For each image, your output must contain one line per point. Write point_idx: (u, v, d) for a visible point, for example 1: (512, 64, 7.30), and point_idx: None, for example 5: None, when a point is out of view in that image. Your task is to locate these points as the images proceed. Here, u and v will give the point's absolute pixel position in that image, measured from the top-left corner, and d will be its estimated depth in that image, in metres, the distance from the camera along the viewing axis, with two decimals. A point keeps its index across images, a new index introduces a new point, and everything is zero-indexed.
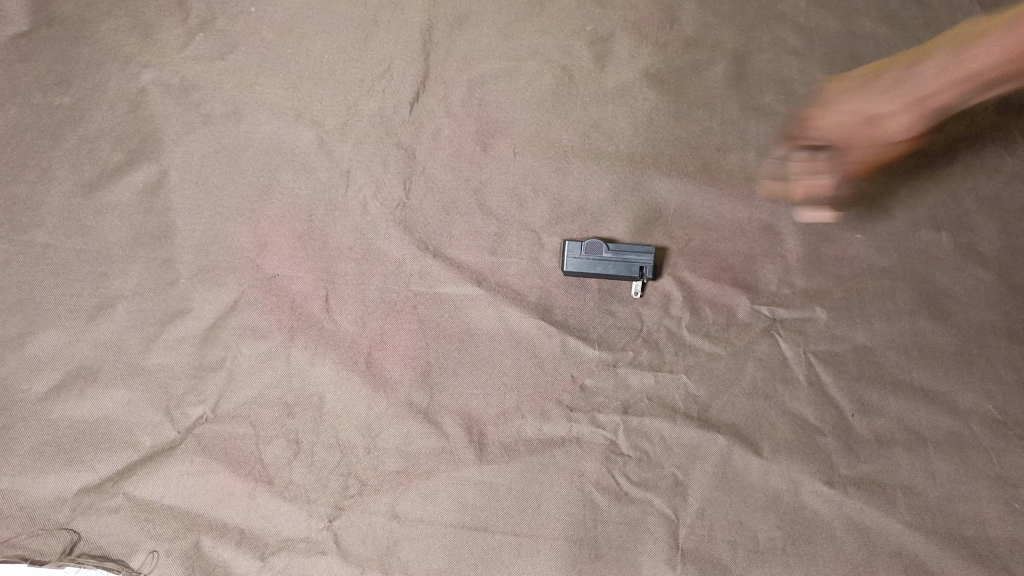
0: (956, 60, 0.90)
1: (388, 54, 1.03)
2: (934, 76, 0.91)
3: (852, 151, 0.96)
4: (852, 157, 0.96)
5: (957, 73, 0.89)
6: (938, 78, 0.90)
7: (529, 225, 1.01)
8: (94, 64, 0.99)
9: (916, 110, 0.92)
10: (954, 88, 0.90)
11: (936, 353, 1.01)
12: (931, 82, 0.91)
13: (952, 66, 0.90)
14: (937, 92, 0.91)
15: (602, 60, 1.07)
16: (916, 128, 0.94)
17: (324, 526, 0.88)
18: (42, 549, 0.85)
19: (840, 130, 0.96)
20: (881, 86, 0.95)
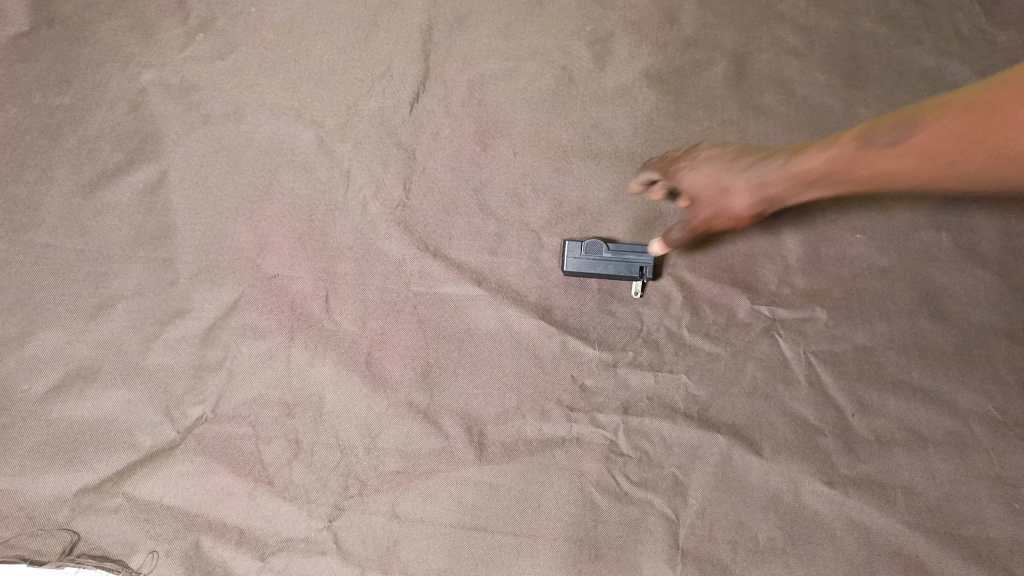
0: (799, 158, 0.82)
1: (388, 54, 1.04)
2: (764, 174, 0.84)
3: (715, 217, 0.88)
4: (702, 221, 0.89)
5: (789, 172, 0.82)
6: (784, 169, 0.83)
7: (529, 224, 1.01)
8: (94, 64, 0.99)
9: (733, 203, 0.86)
10: (779, 191, 0.83)
11: (936, 353, 1.00)
12: (764, 178, 0.84)
13: (787, 168, 0.83)
14: (756, 193, 0.84)
15: (602, 60, 1.07)
16: (731, 217, 0.87)
17: (324, 526, 0.88)
18: (42, 549, 0.85)
19: (714, 190, 0.88)
20: (766, 159, 0.85)
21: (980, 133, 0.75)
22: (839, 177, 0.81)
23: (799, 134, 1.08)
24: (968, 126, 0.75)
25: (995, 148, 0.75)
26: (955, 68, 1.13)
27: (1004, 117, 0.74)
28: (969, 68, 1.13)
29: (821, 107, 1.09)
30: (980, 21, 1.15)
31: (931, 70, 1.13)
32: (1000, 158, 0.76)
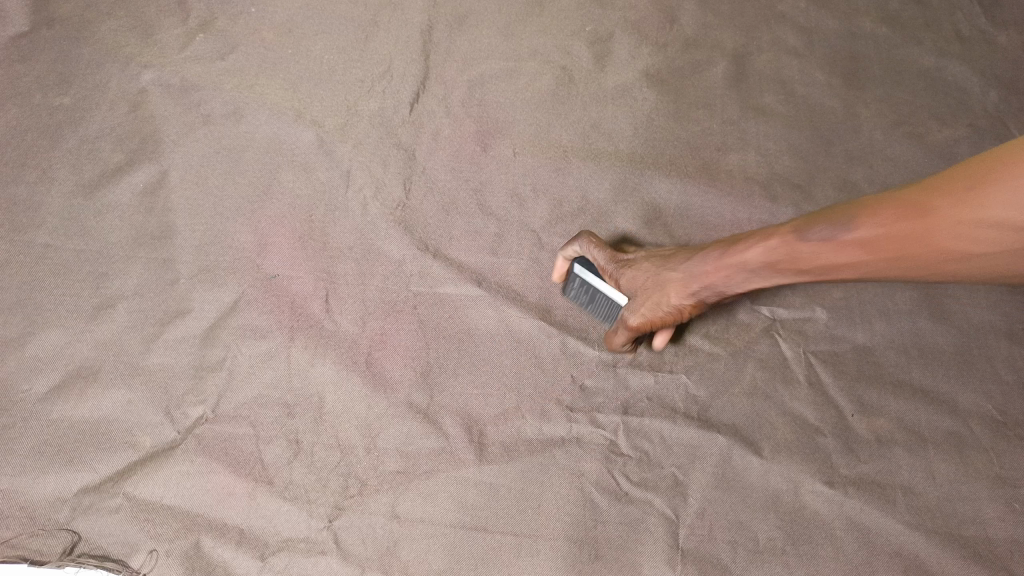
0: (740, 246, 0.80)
1: (388, 54, 1.05)
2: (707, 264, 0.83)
3: (661, 307, 0.86)
4: (648, 313, 0.87)
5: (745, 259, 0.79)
6: (736, 260, 0.80)
7: (529, 225, 1.01)
8: (95, 65, 0.99)
9: (685, 289, 0.85)
10: (719, 280, 0.83)
11: (936, 354, 1.02)
12: (711, 271, 0.83)
13: (730, 257, 0.81)
14: (702, 280, 0.84)
15: (602, 60, 1.09)
16: (682, 304, 0.86)
17: (324, 527, 0.87)
18: (42, 549, 0.83)
19: (663, 278, 0.87)
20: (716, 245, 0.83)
21: (903, 233, 0.67)
22: (762, 279, 0.80)
23: (799, 133, 1.08)
24: (875, 229, 0.68)
25: (928, 248, 0.67)
26: (954, 68, 1.14)
27: (918, 223, 0.66)
28: (968, 68, 1.14)
29: (822, 106, 1.10)
30: (979, 23, 1.17)
31: (931, 70, 1.13)
32: (940, 255, 0.67)
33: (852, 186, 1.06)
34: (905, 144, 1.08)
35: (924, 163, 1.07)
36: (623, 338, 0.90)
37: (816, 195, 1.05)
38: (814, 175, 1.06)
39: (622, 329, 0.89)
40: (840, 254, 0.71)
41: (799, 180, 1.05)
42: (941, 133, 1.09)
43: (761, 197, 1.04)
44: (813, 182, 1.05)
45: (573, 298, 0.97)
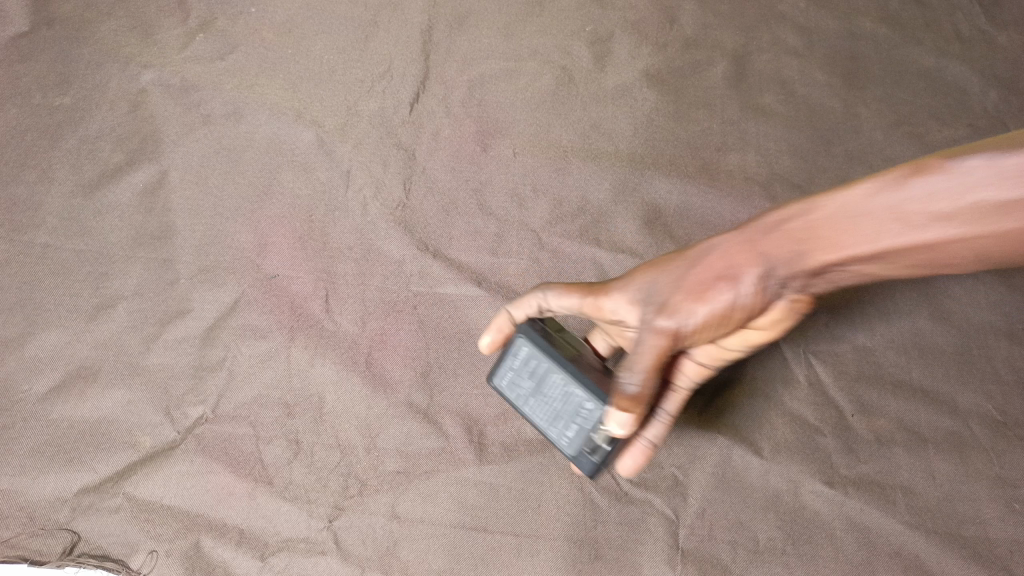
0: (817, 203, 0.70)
1: (389, 54, 1.05)
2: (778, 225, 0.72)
3: (710, 287, 0.73)
4: (689, 298, 0.74)
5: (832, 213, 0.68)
6: (833, 209, 0.68)
7: (529, 224, 1.01)
8: (94, 65, 0.99)
9: (739, 260, 0.73)
10: (797, 241, 0.70)
11: (936, 354, 1.02)
12: (779, 236, 0.71)
13: (807, 217, 0.70)
14: (777, 238, 0.71)
15: (602, 60, 1.09)
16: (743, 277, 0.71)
17: (324, 527, 0.87)
18: (42, 549, 0.83)
19: (715, 253, 0.75)
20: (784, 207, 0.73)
21: None
22: (854, 237, 0.66)
23: (799, 133, 1.08)
24: None
25: None
26: (954, 68, 1.14)
27: None
28: (968, 68, 1.14)
29: (822, 106, 1.10)
30: (978, 23, 1.17)
31: (931, 70, 1.13)
32: None
33: None
34: (905, 144, 1.08)
35: None
36: (654, 344, 0.74)
37: None
38: (814, 175, 1.06)
39: (653, 330, 0.74)
40: (992, 186, 0.58)
41: (798, 180, 1.05)
42: (940, 132, 1.09)
43: (761, 197, 1.04)
44: (813, 182, 1.05)
45: (504, 386, 0.83)
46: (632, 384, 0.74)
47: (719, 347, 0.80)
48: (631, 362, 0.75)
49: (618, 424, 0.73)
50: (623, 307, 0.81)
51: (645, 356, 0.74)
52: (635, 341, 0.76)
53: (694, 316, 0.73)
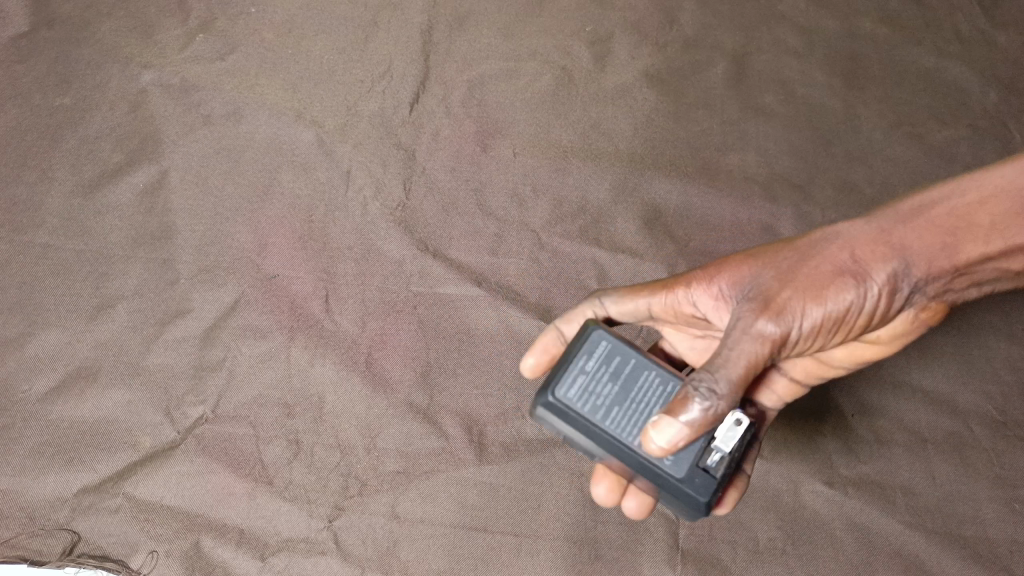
0: (938, 198, 0.75)
1: (389, 55, 1.05)
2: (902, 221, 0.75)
3: (833, 287, 0.72)
4: (808, 301, 0.72)
5: (962, 209, 0.74)
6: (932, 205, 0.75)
7: (529, 224, 1.01)
8: (95, 65, 0.99)
9: (862, 263, 0.74)
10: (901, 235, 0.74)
11: (936, 354, 1.02)
12: (907, 236, 0.74)
13: (930, 213, 0.75)
14: (883, 236, 0.74)
15: (602, 60, 1.09)
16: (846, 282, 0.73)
17: (323, 527, 0.87)
18: (42, 549, 0.83)
19: (834, 250, 0.75)
20: (899, 200, 0.77)
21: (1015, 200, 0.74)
22: (949, 232, 0.74)
23: (798, 133, 1.08)
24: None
25: None
26: (954, 68, 1.14)
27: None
28: (969, 69, 1.14)
29: (821, 106, 1.10)
30: (978, 23, 1.17)
31: (931, 71, 1.13)
32: None
33: (852, 187, 1.05)
34: (905, 144, 1.08)
35: (924, 163, 1.07)
36: (756, 345, 0.69)
37: (816, 195, 1.05)
38: (814, 175, 1.06)
39: (755, 329, 0.70)
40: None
41: (798, 180, 1.05)
42: (940, 133, 1.09)
43: (761, 197, 1.04)
44: (813, 182, 1.05)
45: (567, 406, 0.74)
46: (703, 404, 0.66)
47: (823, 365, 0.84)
48: (716, 361, 0.68)
49: (667, 439, 0.67)
50: (706, 302, 0.81)
51: (748, 353, 0.68)
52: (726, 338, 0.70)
53: (808, 315, 0.71)
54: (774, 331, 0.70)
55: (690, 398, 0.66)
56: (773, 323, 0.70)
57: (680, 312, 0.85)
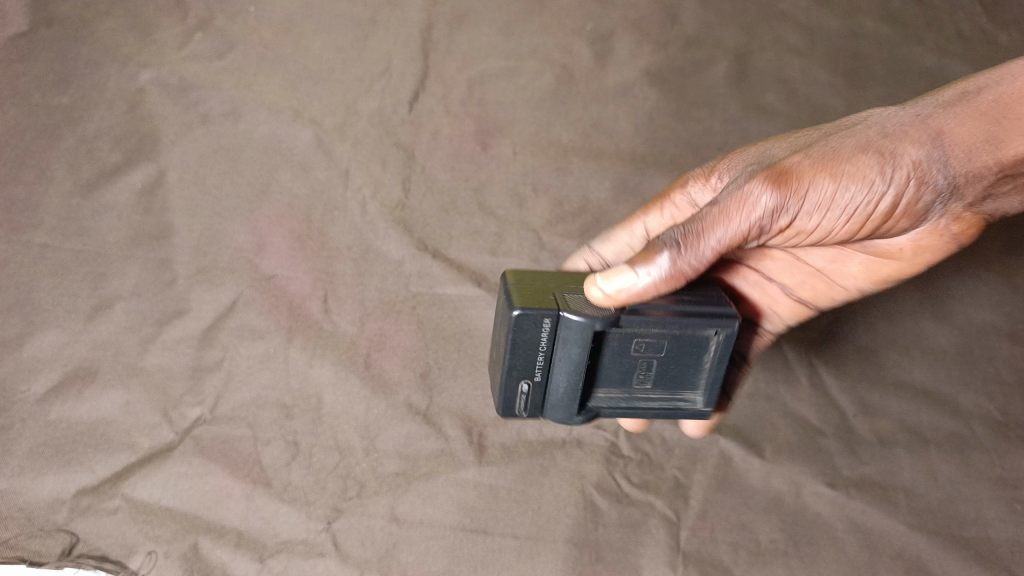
0: (984, 88, 0.73)
1: (388, 53, 1.00)
2: (941, 105, 0.72)
3: (847, 163, 0.70)
4: (814, 170, 0.70)
5: (1007, 98, 0.72)
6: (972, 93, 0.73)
7: (529, 224, 1.02)
8: (92, 65, 0.94)
9: (889, 137, 0.71)
10: (938, 116, 0.71)
11: (938, 355, 1.01)
12: (946, 119, 0.71)
13: (973, 99, 0.72)
14: (916, 118, 0.72)
15: (602, 59, 1.06)
16: (864, 152, 0.70)
17: (322, 529, 0.87)
18: (41, 550, 0.83)
19: (860, 126, 0.73)
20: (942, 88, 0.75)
21: None
22: (989, 118, 0.71)
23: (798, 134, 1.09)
24: None
25: None
26: (953, 68, 1.14)
27: None
28: (969, 67, 1.14)
29: (823, 106, 1.10)
30: (980, 21, 1.15)
31: (931, 71, 1.13)
32: None
33: None
34: None
35: None
36: (743, 210, 0.67)
37: None
38: None
39: (747, 194, 0.68)
40: None
41: None
42: None
43: None
44: None
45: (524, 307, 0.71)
46: (671, 254, 0.66)
47: (828, 282, 0.85)
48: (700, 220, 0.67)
49: (614, 285, 0.68)
50: (704, 197, 0.84)
51: (734, 215, 0.67)
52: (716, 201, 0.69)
53: (817, 188, 0.70)
54: (764, 199, 0.68)
55: (659, 248, 0.66)
56: (769, 194, 0.68)
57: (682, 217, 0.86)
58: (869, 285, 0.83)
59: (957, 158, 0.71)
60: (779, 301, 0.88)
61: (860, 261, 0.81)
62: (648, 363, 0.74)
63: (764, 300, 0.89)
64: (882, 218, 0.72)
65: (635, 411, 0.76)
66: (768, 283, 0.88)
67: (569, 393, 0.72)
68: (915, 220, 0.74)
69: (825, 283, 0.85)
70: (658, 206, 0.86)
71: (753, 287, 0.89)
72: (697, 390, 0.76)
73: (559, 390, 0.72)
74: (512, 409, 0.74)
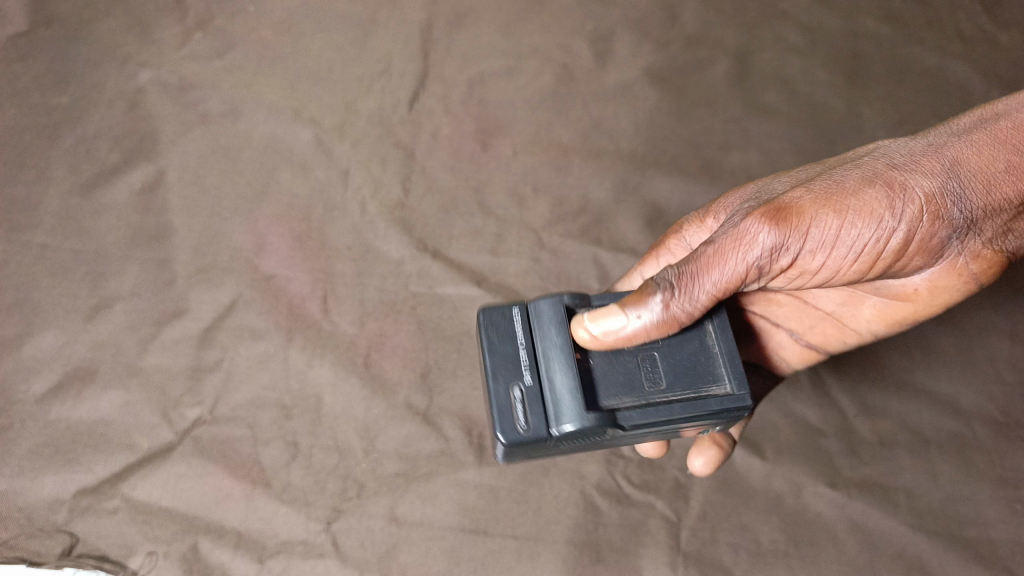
0: (1003, 114, 0.71)
1: (388, 53, 1.04)
2: (955, 134, 0.71)
3: (851, 199, 0.69)
4: (817, 206, 0.69)
5: None
6: (985, 124, 0.71)
7: (529, 224, 1.00)
8: (93, 65, 0.99)
9: (897, 170, 0.70)
10: (949, 149, 0.70)
11: (939, 355, 1.02)
12: (962, 148, 0.70)
13: (992, 127, 0.70)
14: (925, 151, 0.71)
15: (603, 58, 1.08)
16: (869, 187, 0.69)
17: (322, 529, 0.86)
18: (40, 550, 0.81)
19: (867, 160, 0.73)
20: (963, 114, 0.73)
21: None
22: (1006, 148, 0.69)
23: (803, 133, 1.06)
24: None
25: None
26: (955, 67, 1.12)
27: None
28: (971, 68, 1.12)
29: (823, 105, 1.09)
30: (980, 21, 1.15)
31: (932, 70, 1.12)
32: None
33: None
34: None
35: None
36: (740, 248, 0.68)
37: None
38: None
39: (749, 235, 0.68)
40: None
41: None
42: None
43: None
44: None
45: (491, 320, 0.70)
46: (662, 298, 0.66)
47: (838, 326, 0.85)
48: (693, 260, 0.68)
49: (602, 329, 0.66)
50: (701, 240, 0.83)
51: (729, 253, 0.68)
52: (711, 241, 0.70)
53: (822, 227, 0.68)
54: (765, 239, 0.67)
55: (650, 292, 0.66)
56: (771, 232, 0.68)
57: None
58: (882, 327, 0.83)
59: (972, 194, 0.69)
60: (787, 347, 0.90)
61: (873, 303, 0.81)
62: (648, 360, 0.70)
63: (778, 349, 0.91)
64: (893, 258, 0.71)
65: (662, 415, 0.67)
66: (777, 330, 0.90)
67: (569, 384, 0.66)
68: (930, 258, 0.72)
69: (836, 327, 0.86)
70: (653, 256, 0.85)
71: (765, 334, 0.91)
72: (719, 377, 0.69)
73: (558, 387, 0.66)
74: (517, 428, 0.65)
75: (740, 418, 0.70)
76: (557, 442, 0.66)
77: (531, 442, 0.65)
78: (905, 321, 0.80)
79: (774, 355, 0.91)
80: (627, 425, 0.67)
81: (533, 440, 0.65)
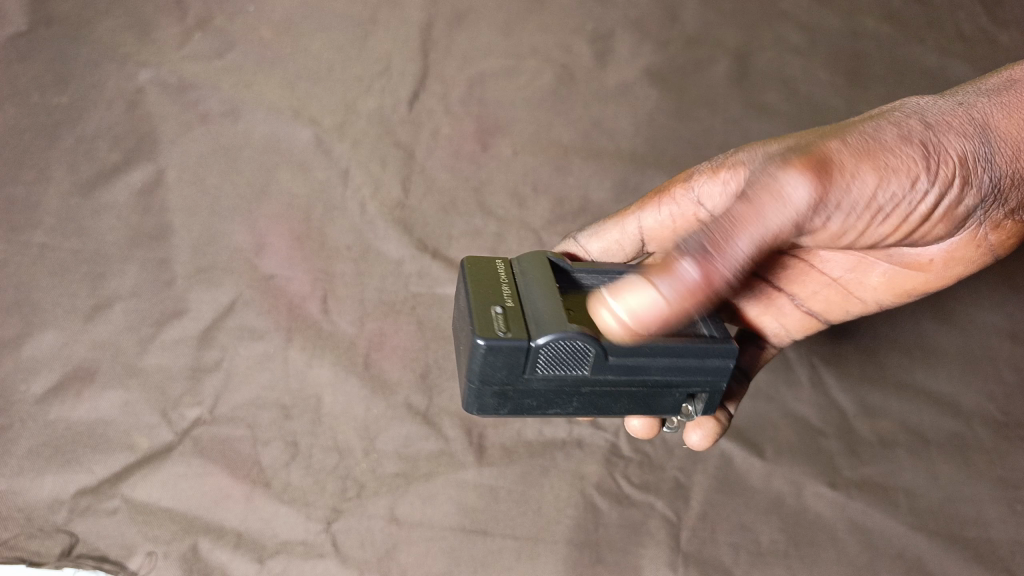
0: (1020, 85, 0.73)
1: (388, 52, 0.97)
2: (982, 97, 0.72)
3: (891, 159, 0.66)
4: (856, 162, 0.65)
5: None
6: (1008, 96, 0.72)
7: (529, 224, 1.03)
8: (91, 64, 0.90)
9: (931, 129, 0.69)
10: (980, 114, 0.70)
11: (941, 356, 1.01)
12: (990, 113, 0.71)
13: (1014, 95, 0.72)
14: (955, 114, 0.70)
15: (603, 59, 1.04)
16: (909, 147, 0.67)
17: (322, 529, 0.87)
18: (40, 550, 0.83)
19: (899, 117, 0.70)
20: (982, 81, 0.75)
21: None
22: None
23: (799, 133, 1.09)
24: None
25: None
26: (954, 67, 1.12)
27: None
28: (970, 69, 1.12)
29: (824, 106, 1.10)
30: (981, 21, 1.13)
31: (932, 70, 1.12)
32: None
33: None
34: None
35: None
36: (780, 203, 0.62)
37: None
38: None
39: (788, 188, 0.62)
40: None
41: None
42: None
43: None
44: None
45: None
46: (694, 266, 0.60)
47: (843, 291, 0.84)
48: (727, 215, 0.61)
49: (625, 315, 0.65)
50: (710, 193, 0.82)
51: (769, 205, 0.61)
52: (743, 192, 0.63)
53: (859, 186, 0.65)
54: (806, 193, 0.62)
55: (679, 260, 0.60)
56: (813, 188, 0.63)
57: (681, 216, 0.85)
58: (888, 298, 0.82)
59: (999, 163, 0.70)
60: (788, 314, 0.87)
61: (883, 271, 0.80)
62: None
63: (776, 315, 0.88)
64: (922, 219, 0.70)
65: (646, 347, 0.68)
66: (779, 293, 0.87)
67: (547, 308, 0.69)
68: (954, 228, 0.72)
69: (841, 293, 0.84)
70: (655, 201, 0.85)
71: (762, 297, 0.88)
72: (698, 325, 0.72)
73: (536, 310, 0.69)
74: (496, 333, 0.65)
75: (723, 375, 0.71)
76: (536, 357, 0.66)
77: (510, 348, 0.65)
78: (914, 293, 0.81)
79: (772, 322, 0.88)
80: (611, 352, 0.67)
81: (513, 345, 0.65)
